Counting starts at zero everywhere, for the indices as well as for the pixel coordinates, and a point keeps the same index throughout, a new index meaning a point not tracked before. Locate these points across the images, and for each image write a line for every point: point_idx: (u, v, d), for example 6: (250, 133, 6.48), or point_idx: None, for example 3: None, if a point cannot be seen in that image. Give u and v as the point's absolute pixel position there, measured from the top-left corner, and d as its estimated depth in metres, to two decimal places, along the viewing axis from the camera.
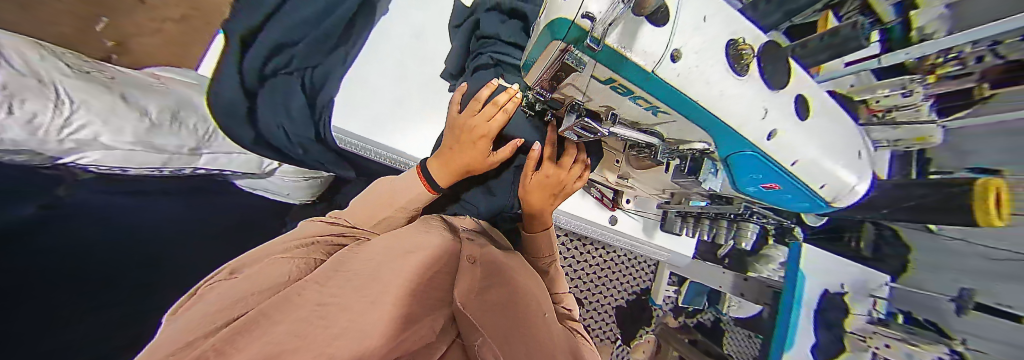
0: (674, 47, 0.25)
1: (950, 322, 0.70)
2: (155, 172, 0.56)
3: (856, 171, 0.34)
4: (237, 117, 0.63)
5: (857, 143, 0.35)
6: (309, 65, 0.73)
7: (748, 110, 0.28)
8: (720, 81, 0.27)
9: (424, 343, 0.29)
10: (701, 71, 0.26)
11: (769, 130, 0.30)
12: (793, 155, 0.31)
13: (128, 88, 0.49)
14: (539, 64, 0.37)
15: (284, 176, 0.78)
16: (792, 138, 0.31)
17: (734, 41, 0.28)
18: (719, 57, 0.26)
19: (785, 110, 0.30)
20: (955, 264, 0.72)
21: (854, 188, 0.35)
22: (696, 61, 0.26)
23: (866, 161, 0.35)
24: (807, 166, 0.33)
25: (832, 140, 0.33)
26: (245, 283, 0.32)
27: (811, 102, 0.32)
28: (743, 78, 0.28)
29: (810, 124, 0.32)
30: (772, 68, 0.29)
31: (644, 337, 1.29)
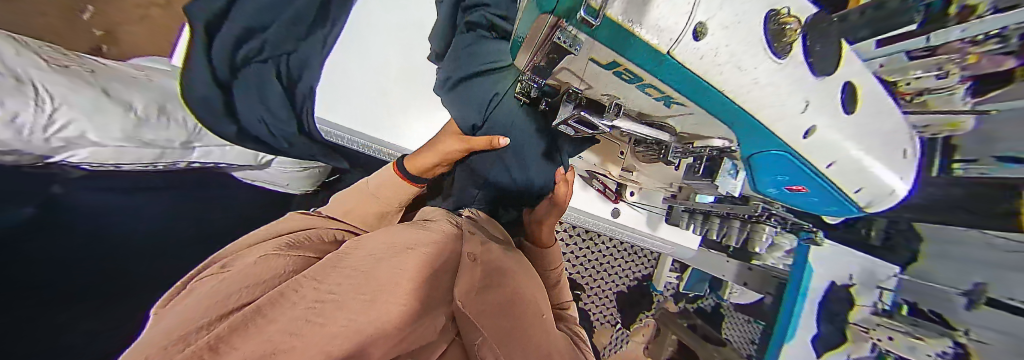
0: (698, 20, 0.19)
1: (957, 315, 0.65)
2: (150, 167, 0.56)
3: (897, 172, 0.31)
4: (214, 109, 0.63)
5: (903, 140, 0.32)
6: (283, 51, 0.72)
7: (787, 103, 0.24)
8: (754, 67, 0.22)
9: (424, 343, 0.27)
10: (731, 52, 0.21)
11: (806, 127, 0.26)
12: (829, 157, 0.28)
13: (110, 81, 0.48)
14: (532, 38, 0.31)
15: (282, 166, 0.76)
16: (834, 135, 0.27)
17: (774, 12, 0.22)
18: (758, 34, 0.21)
19: (829, 103, 0.26)
20: (973, 254, 0.65)
21: (894, 191, 0.32)
22: (725, 39, 0.20)
23: (910, 160, 0.32)
24: (845, 168, 0.30)
25: (874, 138, 0.30)
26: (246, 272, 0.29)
27: (859, 91, 0.28)
28: (782, 61, 0.23)
29: (855, 119, 0.28)
30: (819, 52, 0.25)
31: (644, 320, 1.32)
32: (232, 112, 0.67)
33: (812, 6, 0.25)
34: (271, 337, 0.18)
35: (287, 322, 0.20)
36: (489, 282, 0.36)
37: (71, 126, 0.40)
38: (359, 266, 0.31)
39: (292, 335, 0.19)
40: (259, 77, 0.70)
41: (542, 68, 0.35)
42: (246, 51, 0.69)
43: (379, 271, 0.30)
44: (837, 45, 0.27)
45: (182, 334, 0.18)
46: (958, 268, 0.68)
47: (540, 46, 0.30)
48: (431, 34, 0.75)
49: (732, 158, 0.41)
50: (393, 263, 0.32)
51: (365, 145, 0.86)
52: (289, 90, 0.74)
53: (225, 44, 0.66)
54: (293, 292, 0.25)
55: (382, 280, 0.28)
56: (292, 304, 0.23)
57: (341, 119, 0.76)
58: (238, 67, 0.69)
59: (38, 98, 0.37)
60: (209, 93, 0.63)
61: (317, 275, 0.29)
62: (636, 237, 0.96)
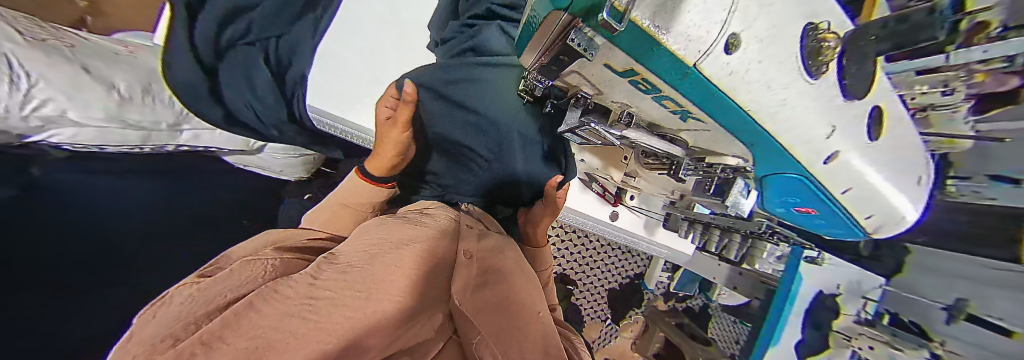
0: (732, 31, 0.18)
1: (935, 326, 0.66)
2: (136, 148, 0.55)
3: (910, 199, 0.31)
4: (201, 96, 0.59)
5: (920, 168, 0.31)
6: (272, 34, 0.66)
7: (814, 127, 0.24)
8: (786, 86, 0.21)
9: (421, 340, 0.26)
10: (762, 70, 0.20)
11: (829, 152, 0.26)
12: (845, 184, 0.28)
13: (91, 58, 0.46)
14: (542, 34, 0.30)
15: (274, 153, 0.75)
16: (854, 158, 0.27)
17: (814, 26, 0.21)
18: (792, 49, 0.20)
19: (855, 128, 0.25)
20: (954, 269, 0.67)
21: (905, 218, 0.33)
22: (758, 55, 0.19)
23: (922, 189, 0.32)
24: (858, 193, 0.30)
25: (894, 164, 0.29)
26: (233, 270, 0.27)
27: (888, 118, 0.28)
28: (815, 82, 0.22)
29: (877, 144, 0.27)
30: (857, 73, 0.24)
31: (633, 317, 1.35)
32: (218, 97, 0.62)
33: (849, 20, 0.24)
34: (266, 331, 0.16)
35: (278, 318, 0.19)
36: (484, 280, 0.36)
37: (50, 104, 0.39)
38: (354, 261, 0.31)
39: (289, 332, 0.17)
40: (244, 60, 0.65)
41: (550, 69, 0.33)
42: (232, 31, 0.62)
43: (375, 268, 0.29)
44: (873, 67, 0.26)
45: (188, 324, 0.17)
46: (941, 280, 0.68)
47: (550, 43, 0.28)
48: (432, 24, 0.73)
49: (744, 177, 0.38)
50: (399, 259, 0.31)
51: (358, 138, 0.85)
52: (278, 75, 0.69)
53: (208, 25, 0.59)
54: (287, 288, 0.24)
55: (375, 277, 0.27)
56: (285, 300, 0.22)
57: (331, 107, 0.76)
58: (223, 49, 0.62)
59: (14, 74, 0.35)
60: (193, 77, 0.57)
61: (312, 272, 0.28)
62: (629, 240, 0.96)
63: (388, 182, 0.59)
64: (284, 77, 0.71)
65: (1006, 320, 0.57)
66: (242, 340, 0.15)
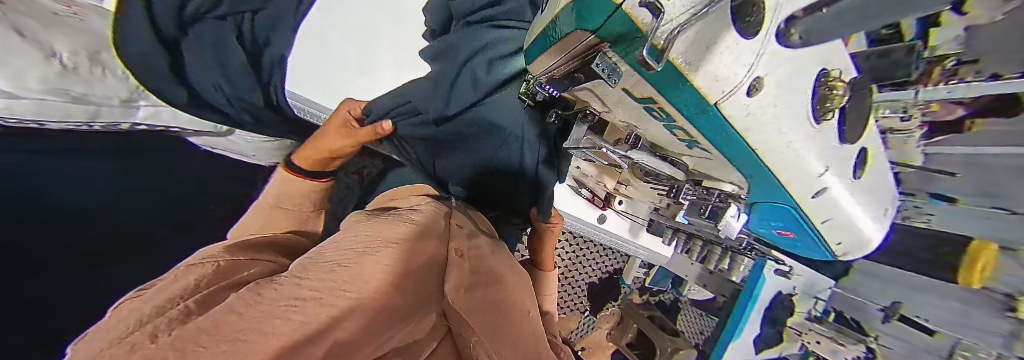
0: (756, 75, 0.18)
1: (873, 322, 0.76)
2: (81, 125, 0.47)
3: (875, 229, 0.34)
4: (160, 74, 0.53)
5: (888, 201, 0.34)
6: (246, 9, 0.60)
7: (811, 163, 0.25)
8: (791, 129, 0.22)
9: (411, 339, 0.25)
10: (776, 113, 0.20)
11: (817, 187, 0.27)
12: (824, 214, 0.31)
13: (23, 14, 0.38)
14: (553, 53, 0.27)
15: (246, 135, 0.71)
16: (837, 195, 0.29)
17: (825, 71, 0.22)
18: (801, 95, 0.21)
19: (843, 165, 0.27)
20: (892, 275, 0.74)
21: (869, 242, 0.36)
22: (774, 98, 0.20)
23: (890, 216, 0.35)
24: (834, 221, 0.32)
25: (868, 201, 0.32)
26: (203, 272, 0.26)
27: (869, 156, 0.29)
28: (817, 126, 0.23)
29: (858, 183, 0.29)
30: (851, 118, 0.26)
31: (610, 309, 1.40)
32: (182, 77, 0.56)
33: (852, 71, 0.25)
34: (247, 333, 0.15)
35: (260, 320, 0.17)
36: (478, 281, 0.36)
37: None
38: (343, 260, 0.29)
39: (273, 333, 0.16)
40: (214, 39, 0.58)
41: (561, 82, 0.33)
42: (196, 2, 0.54)
43: (364, 267, 0.27)
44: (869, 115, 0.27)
45: (148, 330, 0.15)
46: (880, 283, 0.76)
47: (565, 60, 0.27)
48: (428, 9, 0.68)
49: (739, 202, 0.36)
50: (384, 258, 0.29)
51: None
52: (252, 56, 0.63)
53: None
54: (272, 289, 0.22)
55: (364, 277, 0.26)
56: (270, 301, 0.20)
57: (312, 94, 0.70)
58: (187, 24, 0.55)
59: None
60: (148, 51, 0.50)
61: (299, 271, 0.27)
62: (614, 241, 1.00)
63: (325, 177, 0.57)
64: (259, 58, 0.65)
65: (932, 321, 0.68)
66: (223, 343, 0.14)
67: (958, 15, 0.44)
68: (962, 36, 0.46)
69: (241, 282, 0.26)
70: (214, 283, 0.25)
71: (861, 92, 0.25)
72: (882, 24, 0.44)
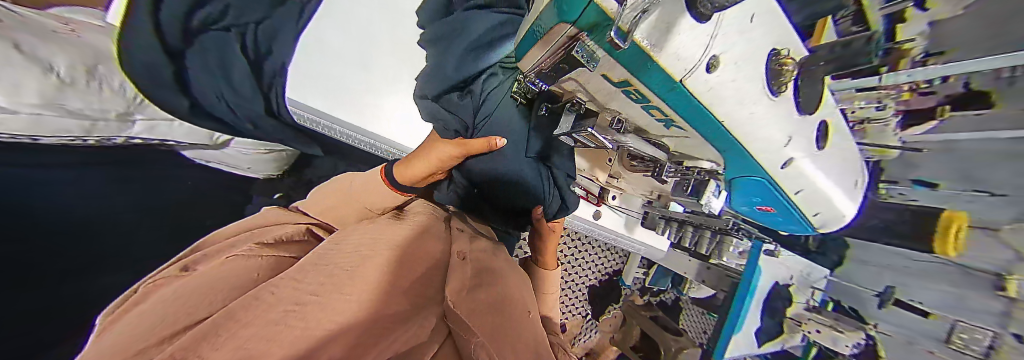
0: (712, 53, 0.20)
1: (868, 310, 0.79)
2: (78, 140, 0.50)
3: (849, 200, 0.36)
4: (164, 83, 0.54)
5: (857, 175, 0.36)
6: (250, 20, 0.62)
7: (775, 134, 0.27)
8: (752, 102, 0.24)
9: (413, 344, 0.23)
10: (737, 87, 0.22)
11: (785, 159, 0.29)
12: (798, 185, 0.32)
13: (20, 32, 0.39)
14: (539, 49, 0.30)
15: (241, 147, 0.73)
16: (805, 166, 0.30)
17: (775, 53, 0.24)
18: (758, 71, 0.23)
19: (808, 137, 0.29)
20: (884, 260, 0.76)
21: (843, 216, 0.37)
22: (734, 75, 0.22)
23: (861, 190, 0.37)
24: (809, 193, 0.33)
25: (838, 171, 0.33)
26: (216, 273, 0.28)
27: (831, 131, 0.32)
28: (775, 99, 0.25)
29: (823, 153, 0.31)
30: (808, 91, 0.28)
31: (612, 312, 1.38)
32: (185, 85, 0.57)
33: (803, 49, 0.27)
34: (250, 339, 0.15)
35: (262, 326, 0.18)
36: (480, 281, 0.37)
37: None
38: (344, 263, 0.30)
39: (275, 339, 0.16)
40: (219, 49, 0.59)
41: (548, 76, 0.34)
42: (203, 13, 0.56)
43: (360, 272, 0.28)
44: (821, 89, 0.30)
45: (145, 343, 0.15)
46: (874, 271, 0.78)
47: (550, 54, 0.29)
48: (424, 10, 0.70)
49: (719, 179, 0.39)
50: (378, 264, 0.30)
51: (351, 138, 0.83)
52: (254, 64, 0.64)
53: (174, 9, 0.52)
54: (269, 293, 0.23)
55: (361, 280, 0.26)
56: (269, 307, 0.21)
57: (314, 102, 0.71)
58: (193, 34, 0.56)
59: None
60: (155, 63, 0.52)
61: (296, 274, 0.27)
62: (612, 237, 1.01)
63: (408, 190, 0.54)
64: (261, 63, 0.66)
65: (926, 304, 0.69)
66: (224, 351, 0.14)
67: (920, 12, 0.49)
68: (928, 31, 0.50)
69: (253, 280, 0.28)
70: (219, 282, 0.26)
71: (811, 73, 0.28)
72: (853, 22, 0.48)
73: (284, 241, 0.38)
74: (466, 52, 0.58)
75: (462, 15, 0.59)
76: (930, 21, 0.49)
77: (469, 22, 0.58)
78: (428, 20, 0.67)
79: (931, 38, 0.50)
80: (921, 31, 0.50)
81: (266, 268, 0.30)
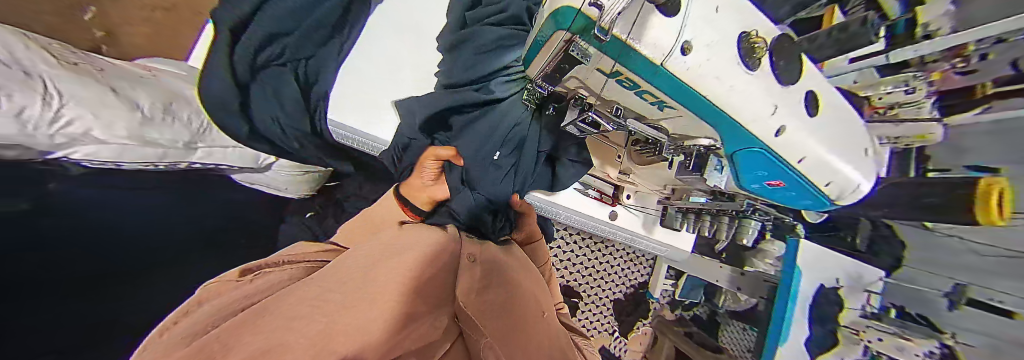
0: (684, 39, 0.22)
1: (941, 316, 0.69)
2: (149, 166, 0.57)
3: (858, 170, 0.35)
4: (230, 110, 0.64)
5: (863, 141, 0.35)
6: (301, 56, 0.75)
7: (760, 107, 0.27)
8: (731, 75, 0.24)
9: (423, 341, 0.28)
10: (712, 65, 0.23)
11: (776, 126, 0.29)
12: (797, 153, 0.31)
13: (116, 80, 0.49)
14: (541, 56, 0.34)
15: (281, 170, 0.80)
16: (798, 135, 0.30)
17: (745, 34, 0.25)
18: (731, 52, 0.24)
19: (793, 106, 0.29)
20: (953, 261, 0.69)
21: (857, 187, 0.36)
22: (706, 53, 0.23)
23: (868, 160, 0.36)
24: (813, 162, 0.32)
25: (838, 140, 0.33)
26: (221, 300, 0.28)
27: (819, 97, 0.31)
28: (753, 73, 0.26)
29: (816, 121, 0.31)
30: (785, 66, 0.28)
31: (642, 329, 1.30)
32: (247, 113, 0.68)
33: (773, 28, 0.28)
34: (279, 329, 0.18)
35: (289, 320, 0.20)
36: (489, 283, 0.38)
37: (77, 122, 0.40)
38: (362, 265, 0.32)
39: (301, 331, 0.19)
40: (276, 80, 0.73)
41: (553, 77, 0.36)
42: (267, 54, 0.70)
43: (379, 273, 0.29)
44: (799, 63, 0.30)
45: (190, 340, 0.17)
46: (942, 273, 0.70)
47: (552, 58, 0.31)
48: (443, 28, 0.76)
49: (718, 155, 0.42)
50: (401, 265, 0.32)
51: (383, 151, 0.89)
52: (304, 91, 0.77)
53: (248, 44, 0.66)
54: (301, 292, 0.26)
55: (379, 284, 0.28)
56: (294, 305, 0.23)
57: (350, 122, 0.80)
58: (258, 69, 0.70)
59: (48, 94, 0.37)
60: (226, 94, 0.63)
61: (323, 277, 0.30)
62: (630, 237, 0.97)
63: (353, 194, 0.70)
64: (310, 88, 0.77)
65: (1007, 303, 0.62)
66: (243, 351, 0.15)
67: None
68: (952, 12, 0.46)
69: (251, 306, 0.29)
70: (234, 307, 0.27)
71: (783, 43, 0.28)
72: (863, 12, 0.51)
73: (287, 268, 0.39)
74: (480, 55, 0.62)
75: (473, 28, 0.64)
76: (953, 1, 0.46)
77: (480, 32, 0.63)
78: (444, 36, 0.72)
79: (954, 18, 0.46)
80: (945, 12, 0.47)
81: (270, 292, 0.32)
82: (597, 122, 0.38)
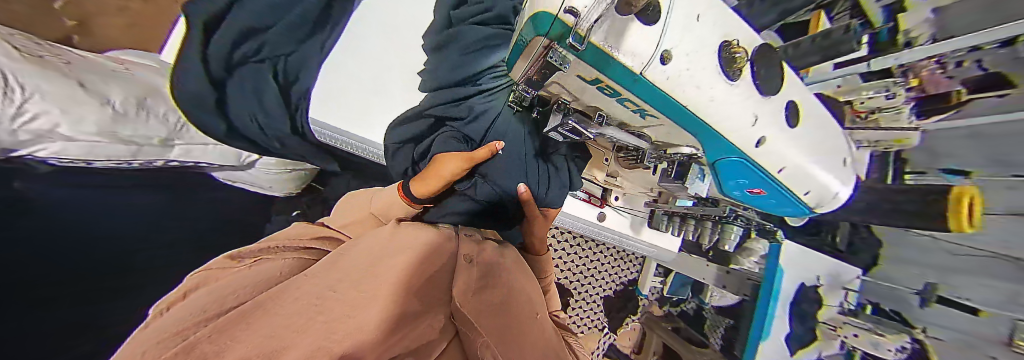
0: (664, 47, 0.22)
1: (913, 311, 0.72)
2: (123, 164, 0.55)
3: (839, 179, 0.35)
4: (207, 106, 0.63)
5: (843, 151, 0.36)
6: (281, 53, 0.73)
7: (741, 115, 0.27)
8: (710, 86, 0.24)
9: (424, 341, 0.27)
10: (692, 75, 0.24)
11: (757, 137, 0.29)
12: (779, 163, 0.31)
13: (86, 75, 0.47)
14: (521, 61, 0.34)
15: (267, 168, 0.79)
16: (778, 145, 0.30)
17: (728, 43, 0.26)
18: (710, 60, 0.24)
19: (774, 116, 0.29)
20: (924, 259, 0.73)
21: (837, 195, 0.37)
22: (686, 63, 0.23)
23: (850, 170, 0.37)
24: (794, 172, 0.33)
25: (818, 150, 0.33)
26: (212, 289, 0.26)
27: (800, 107, 0.32)
28: (734, 83, 0.26)
29: (798, 133, 0.32)
30: (766, 73, 0.28)
31: (631, 325, 1.32)
32: (223, 110, 0.67)
33: (756, 37, 0.29)
34: (275, 330, 0.17)
35: (288, 317, 0.20)
36: (486, 283, 0.37)
37: (43, 117, 0.38)
38: (357, 262, 0.31)
39: (296, 331, 0.18)
40: (255, 78, 0.70)
41: (535, 81, 0.36)
42: (245, 50, 0.67)
43: (380, 271, 0.29)
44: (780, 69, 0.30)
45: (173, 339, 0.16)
46: (912, 270, 0.74)
47: (533, 63, 0.32)
48: (429, 27, 0.75)
49: (699, 163, 0.45)
50: (400, 263, 0.32)
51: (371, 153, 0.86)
52: (284, 88, 0.74)
53: (219, 42, 0.63)
54: (294, 288, 0.25)
55: (376, 284, 0.27)
56: (292, 299, 0.23)
57: (336, 122, 0.76)
58: (234, 65, 0.67)
59: (10, 87, 0.35)
60: (202, 91, 0.62)
61: (318, 271, 0.29)
62: (617, 238, 0.99)
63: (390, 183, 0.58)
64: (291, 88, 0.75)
65: (974, 300, 0.65)
66: (239, 349, 0.15)
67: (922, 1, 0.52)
68: (931, 20, 0.50)
69: (252, 293, 0.26)
70: (238, 294, 0.25)
71: (765, 53, 0.29)
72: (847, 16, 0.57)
73: (280, 260, 0.35)
74: (466, 54, 0.62)
75: (459, 26, 0.64)
76: (935, 9, 0.50)
77: (463, 31, 0.63)
78: (432, 33, 0.71)
79: (936, 25, 0.50)
80: (926, 19, 0.51)
81: (270, 279, 0.30)
82: (578, 129, 0.41)
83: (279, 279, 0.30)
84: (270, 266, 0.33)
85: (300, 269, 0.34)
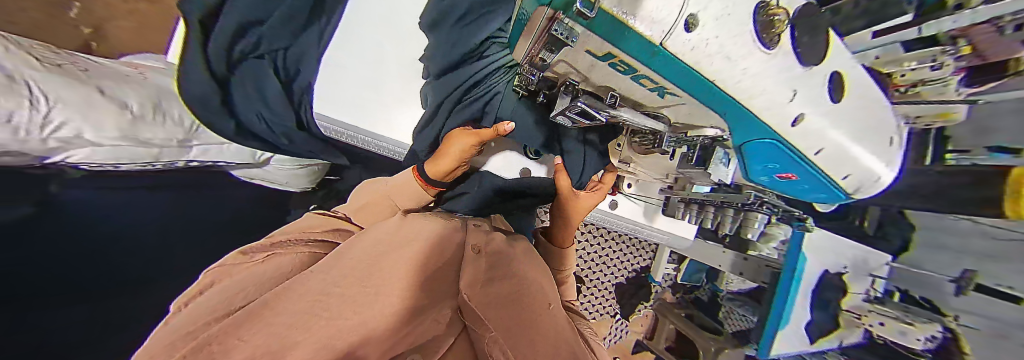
0: (689, 12, 0.19)
1: (946, 300, 0.68)
2: (148, 166, 0.60)
3: (883, 160, 0.33)
4: (211, 106, 0.62)
5: (890, 130, 0.33)
6: (278, 47, 0.70)
7: (776, 88, 0.25)
8: (743, 57, 0.22)
9: (430, 336, 0.28)
10: (721, 44, 0.21)
11: (794, 115, 0.27)
12: (816, 145, 0.29)
13: (102, 80, 0.48)
14: (524, 38, 0.32)
15: (281, 164, 0.82)
16: (817, 124, 0.28)
17: (763, 4, 0.23)
18: (744, 25, 0.22)
19: (814, 91, 0.27)
20: (961, 244, 0.69)
21: (879, 179, 0.34)
22: (715, 31, 0.21)
23: (896, 150, 0.34)
24: (831, 153, 0.30)
25: (861, 128, 0.30)
26: (220, 291, 0.27)
27: (846, 79, 0.29)
28: (771, 52, 0.23)
29: (840, 108, 0.29)
30: (807, 41, 0.26)
31: (643, 311, 1.34)
32: (229, 109, 0.67)
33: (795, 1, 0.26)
34: (282, 328, 0.18)
35: (295, 315, 0.20)
36: (495, 274, 0.37)
37: (67, 126, 0.40)
38: (366, 254, 0.31)
39: (300, 331, 0.18)
40: (255, 75, 0.69)
41: (541, 61, 0.34)
42: (242, 46, 0.66)
43: (386, 262, 0.29)
44: (825, 37, 0.27)
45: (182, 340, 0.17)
46: (948, 255, 0.70)
47: (536, 39, 0.30)
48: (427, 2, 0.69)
49: (723, 147, 0.43)
50: (408, 253, 0.32)
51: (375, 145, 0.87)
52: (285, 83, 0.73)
53: (220, 39, 0.62)
54: (301, 284, 0.25)
55: (388, 276, 0.27)
56: (300, 295, 0.23)
57: (340, 116, 0.75)
58: (234, 63, 0.66)
59: (35, 99, 0.37)
60: (206, 90, 0.61)
61: (324, 266, 0.29)
62: (633, 227, 0.98)
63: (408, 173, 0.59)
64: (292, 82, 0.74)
65: (1017, 289, 0.60)
66: (239, 350, 0.15)
67: None
68: None
69: (258, 291, 0.27)
70: (241, 298, 0.25)
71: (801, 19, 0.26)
72: None
73: (291, 253, 0.36)
74: (463, 29, 0.59)
75: None
76: None
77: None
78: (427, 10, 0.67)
79: None
80: None
81: (279, 275, 0.31)
82: (585, 111, 0.36)
83: (285, 275, 0.31)
84: (280, 261, 0.34)
85: (308, 262, 0.35)
